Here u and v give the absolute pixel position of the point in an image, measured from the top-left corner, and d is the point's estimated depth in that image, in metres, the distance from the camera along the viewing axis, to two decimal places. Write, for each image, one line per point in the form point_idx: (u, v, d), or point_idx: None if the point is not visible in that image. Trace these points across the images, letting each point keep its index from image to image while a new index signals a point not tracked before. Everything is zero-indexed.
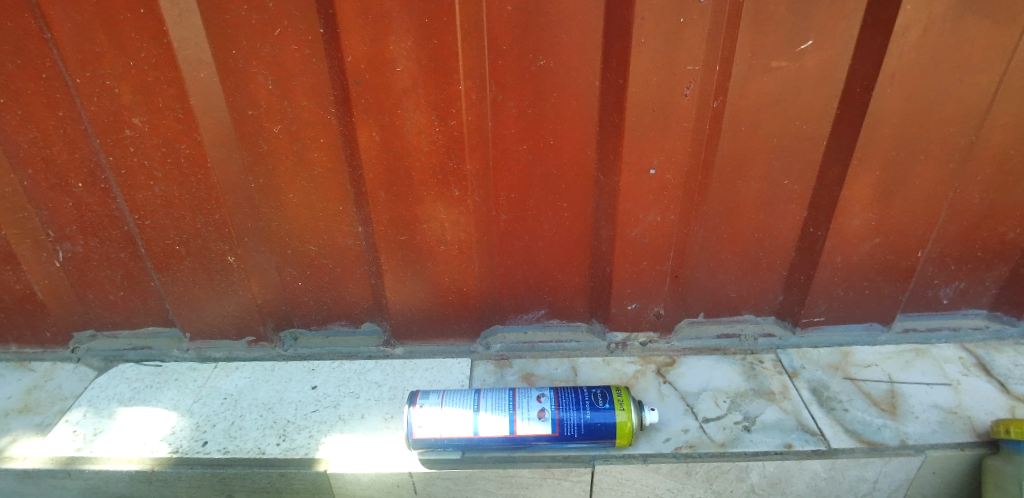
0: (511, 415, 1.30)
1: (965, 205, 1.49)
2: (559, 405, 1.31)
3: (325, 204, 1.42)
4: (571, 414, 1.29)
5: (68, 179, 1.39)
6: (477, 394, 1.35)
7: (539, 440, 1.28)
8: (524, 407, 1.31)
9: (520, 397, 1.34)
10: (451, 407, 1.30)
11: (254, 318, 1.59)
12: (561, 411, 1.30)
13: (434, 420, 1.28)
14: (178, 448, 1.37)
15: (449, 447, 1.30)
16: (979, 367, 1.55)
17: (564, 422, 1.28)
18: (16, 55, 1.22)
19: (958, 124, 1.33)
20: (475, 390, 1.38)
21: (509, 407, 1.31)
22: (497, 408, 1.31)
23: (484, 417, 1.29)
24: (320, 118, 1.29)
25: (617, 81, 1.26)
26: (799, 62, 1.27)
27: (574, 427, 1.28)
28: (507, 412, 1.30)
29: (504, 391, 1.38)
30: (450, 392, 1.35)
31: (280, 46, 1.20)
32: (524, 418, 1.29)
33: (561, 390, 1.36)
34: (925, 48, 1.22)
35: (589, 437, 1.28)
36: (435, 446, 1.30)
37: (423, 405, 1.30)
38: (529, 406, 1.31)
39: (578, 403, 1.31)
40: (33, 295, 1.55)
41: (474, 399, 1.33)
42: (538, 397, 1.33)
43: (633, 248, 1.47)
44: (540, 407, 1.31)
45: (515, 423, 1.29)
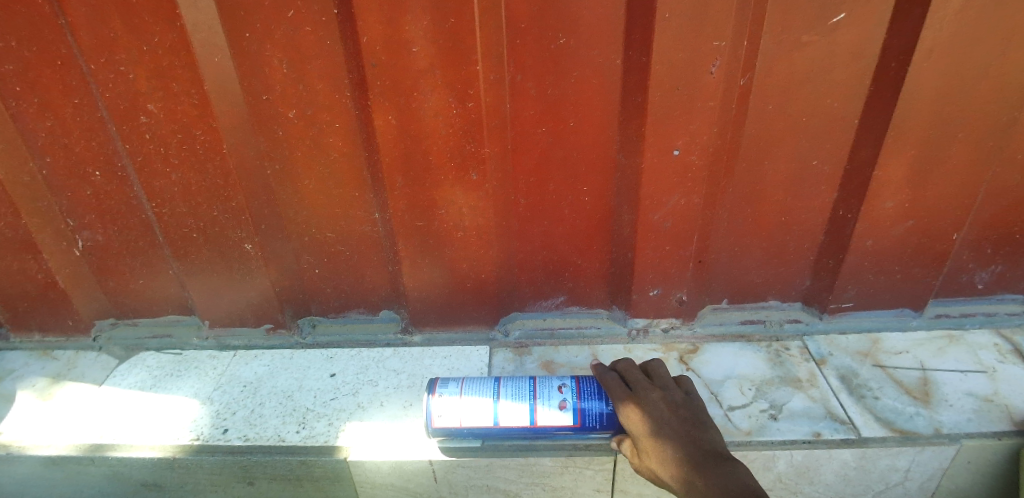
0: (531, 404, 1.27)
1: (1006, 185, 1.43)
2: (580, 394, 1.27)
3: (342, 190, 1.40)
4: (594, 405, 1.25)
5: (86, 167, 1.38)
6: (497, 383, 1.32)
7: (562, 430, 1.25)
8: (545, 398, 1.27)
9: (540, 386, 1.30)
10: (471, 398, 1.27)
11: (272, 305, 1.58)
12: (583, 402, 1.25)
13: (453, 409, 1.26)
14: (200, 435, 1.37)
15: (469, 435, 1.28)
16: (1016, 355, 1.50)
17: (587, 413, 1.24)
18: (31, 41, 1.21)
19: (999, 100, 1.27)
20: (495, 378, 1.35)
21: (530, 397, 1.28)
22: (517, 397, 1.28)
23: (504, 407, 1.26)
24: (335, 103, 1.27)
25: (640, 60, 1.22)
26: (831, 37, 1.22)
27: (598, 419, 1.24)
28: (528, 401, 1.27)
29: (524, 379, 1.34)
30: (469, 380, 1.32)
31: (294, 28, 1.18)
32: (545, 410, 1.26)
33: (583, 380, 1.31)
34: (967, 18, 1.16)
35: (615, 429, 1.24)
36: (455, 434, 1.29)
37: (442, 394, 1.28)
38: (550, 396, 1.28)
39: (600, 393, 1.27)
40: (55, 284, 1.56)
41: (494, 388, 1.30)
42: (558, 388, 1.29)
43: (656, 232, 1.43)
44: (561, 398, 1.27)
45: (537, 414, 1.25)
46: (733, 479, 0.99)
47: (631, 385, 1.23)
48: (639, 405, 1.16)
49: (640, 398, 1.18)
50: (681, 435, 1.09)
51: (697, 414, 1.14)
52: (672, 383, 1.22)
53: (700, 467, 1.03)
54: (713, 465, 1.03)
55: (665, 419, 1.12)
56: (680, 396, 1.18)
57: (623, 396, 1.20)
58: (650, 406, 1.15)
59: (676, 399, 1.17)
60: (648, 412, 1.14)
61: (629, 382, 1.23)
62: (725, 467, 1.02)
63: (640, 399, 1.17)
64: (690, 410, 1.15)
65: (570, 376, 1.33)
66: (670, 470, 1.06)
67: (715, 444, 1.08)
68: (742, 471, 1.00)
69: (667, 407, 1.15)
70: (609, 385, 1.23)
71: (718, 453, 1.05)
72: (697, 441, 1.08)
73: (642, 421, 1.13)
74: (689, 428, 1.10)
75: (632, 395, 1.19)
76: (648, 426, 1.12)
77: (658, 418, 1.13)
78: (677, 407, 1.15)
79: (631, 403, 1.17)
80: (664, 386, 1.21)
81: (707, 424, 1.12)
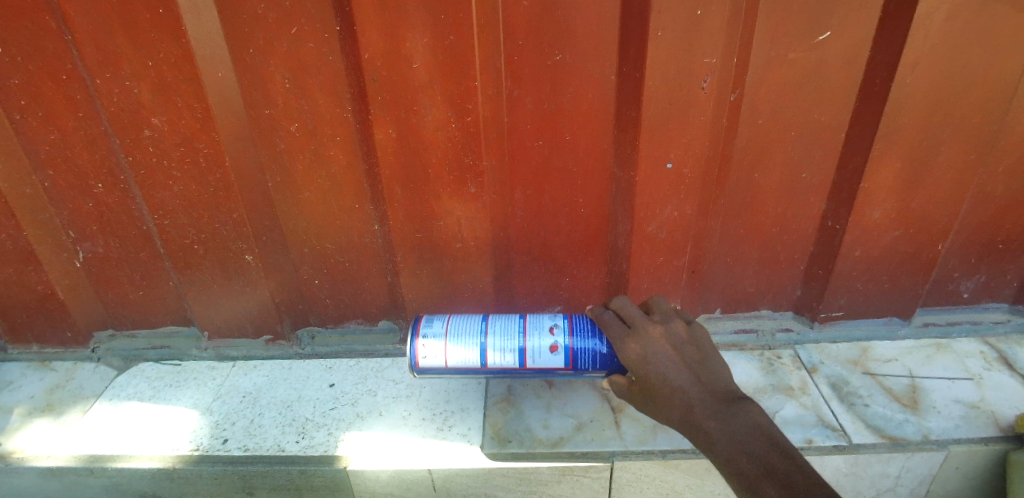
0: (521, 344, 1.29)
1: (989, 196, 1.47)
2: (573, 336, 1.28)
3: (343, 201, 1.42)
4: (586, 348, 1.27)
5: (88, 180, 1.40)
6: (486, 323, 1.33)
7: (552, 369, 1.30)
8: (537, 340, 1.29)
9: (531, 326, 1.32)
10: (457, 345, 1.29)
11: (272, 316, 1.60)
12: (575, 343, 1.28)
13: (438, 349, 1.29)
14: (199, 446, 1.38)
15: (452, 373, 1.33)
16: (1002, 362, 1.53)
17: (578, 353, 1.27)
18: (36, 56, 1.23)
19: (979, 114, 1.31)
20: (484, 317, 1.36)
21: (521, 338, 1.29)
22: (507, 337, 1.30)
23: (494, 347, 1.29)
24: (336, 115, 1.29)
25: (634, 75, 1.25)
26: (817, 54, 1.26)
27: (590, 363, 1.27)
28: (520, 342, 1.29)
29: (514, 319, 1.35)
30: (455, 320, 1.33)
31: (296, 43, 1.20)
32: (536, 353, 1.28)
33: (576, 322, 1.32)
34: (945, 36, 1.21)
35: (604, 369, 1.28)
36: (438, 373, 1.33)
37: (427, 335, 1.30)
38: (541, 337, 1.29)
39: (594, 332, 1.29)
40: (54, 295, 1.57)
41: (482, 327, 1.32)
42: (551, 330, 1.30)
43: (651, 242, 1.46)
44: (553, 341, 1.28)
45: (527, 356, 1.29)
46: (747, 420, 0.98)
47: (629, 322, 1.19)
48: (638, 344, 1.14)
49: (639, 337, 1.15)
50: (688, 376, 1.07)
51: (700, 351, 1.12)
52: (672, 318, 1.19)
53: (709, 406, 1.02)
54: (724, 405, 1.02)
55: (670, 361, 1.10)
56: (683, 332, 1.15)
57: (623, 336, 1.17)
58: (653, 346, 1.13)
59: (678, 335, 1.15)
60: (651, 353, 1.12)
61: (628, 320, 1.19)
62: (735, 406, 1.01)
63: (640, 337, 1.15)
64: (692, 347, 1.13)
65: (563, 317, 1.34)
66: (676, 412, 1.04)
67: (722, 384, 1.07)
68: (754, 411, 1.00)
69: (671, 347, 1.12)
70: (607, 325, 1.20)
71: (727, 394, 1.04)
72: (704, 382, 1.07)
73: (647, 362, 1.11)
74: (695, 369, 1.09)
75: (633, 335, 1.16)
76: (653, 368, 1.10)
77: (662, 359, 1.11)
78: (678, 344, 1.13)
79: (633, 342, 1.15)
80: (665, 321, 1.18)
81: (710, 360, 1.11)
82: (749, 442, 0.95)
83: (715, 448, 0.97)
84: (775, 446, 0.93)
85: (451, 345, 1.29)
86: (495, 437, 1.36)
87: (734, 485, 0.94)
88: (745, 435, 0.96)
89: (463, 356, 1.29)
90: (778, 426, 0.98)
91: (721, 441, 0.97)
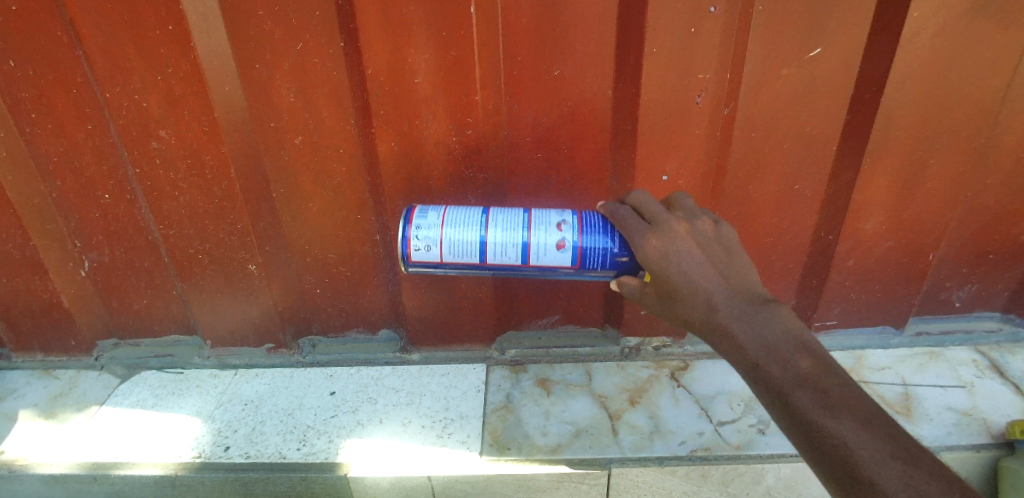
0: (524, 237, 1.18)
1: (979, 208, 1.50)
2: (582, 233, 1.18)
3: (345, 212, 1.45)
4: (596, 244, 1.17)
5: (96, 190, 1.43)
6: (486, 216, 1.22)
7: (557, 268, 1.21)
8: (542, 236, 1.18)
9: (536, 221, 1.21)
10: (456, 238, 1.18)
11: (274, 324, 1.62)
12: (584, 241, 1.18)
13: (434, 239, 1.19)
14: (201, 453, 1.39)
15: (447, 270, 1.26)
16: (994, 370, 1.56)
17: (587, 252, 1.18)
18: (49, 70, 1.27)
19: (966, 129, 1.35)
20: (483, 210, 1.24)
21: (525, 233, 1.19)
22: (509, 229, 1.19)
23: (495, 239, 1.18)
24: (340, 128, 1.33)
25: (630, 90, 1.29)
26: (810, 68, 1.28)
27: (600, 261, 1.18)
28: (524, 236, 1.19)
29: (518, 213, 1.24)
30: (451, 212, 1.23)
31: (303, 59, 1.24)
32: (541, 250, 1.19)
33: (587, 219, 1.21)
34: (932, 53, 1.25)
35: (614, 269, 1.19)
36: (432, 269, 1.25)
37: (420, 226, 1.20)
38: (548, 232, 1.19)
39: (605, 229, 1.19)
40: (59, 303, 1.59)
41: (482, 220, 1.21)
42: (558, 226, 1.19)
43: None
44: (561, 237, 1.18)
45: (531, 253, 1.19)
46: (778, 324, 0.93)
47: (649, 218, 1.09)
48: (659, 240, 1.04)
49: (661, 233, 1.05)
50: (714, 277, 1.00)
51: (727, 252, 1.03)
52: (695, 214, 1.09)
53: (737, 310, 0.95)
54: (754, 307, 0.95)
55: (694, 259, 1.01)
56: (710, 230, 1.05)
57: (643, 232, 1.07)
58: (676, 243, 1.03)
59: (703, 233, 1.05)
60: (673, 251, 1.02)
61: (648, 215, 1.09)
62: (765, 309, 0.95)
63: (661, 231, 1.05)
64: (719, 248, 1.04)
65: (572, 213, 1.23)
66: (698, 311, 0.98)
67: (750, 285, 1.00)
68: (785, 315, 0.94)
69: (697, 245, 1.03)
70: (625, 220, 1.11)
71: (757, 295, 0.98)
72: (731, 282, 0.99)
73: (669, 261, 1.02)
74: (721, 269, 1.01)
75: (654, 231, 1.06)
76: (675, 266, 1.01)
77: (687, 257, 1.01)
78: (703, 243, 1.03)
79: (654, 238, 1.05)
80: (690, 218, 1.08)
81: (738, 260, 1.03)
82: (780, 347, 0.90)
83: (740, 350, 0.93)
84: (811, 355, 0.89)
85: (450, 238, 1.19)
86: (494, 444, 1.38)
87: (757, 388, 0.91)
88: (777, 339, 0.91)
89: (462, 249, 1.19)
90: (810, 333, 0.93)
91: (749, 345, 0.92)
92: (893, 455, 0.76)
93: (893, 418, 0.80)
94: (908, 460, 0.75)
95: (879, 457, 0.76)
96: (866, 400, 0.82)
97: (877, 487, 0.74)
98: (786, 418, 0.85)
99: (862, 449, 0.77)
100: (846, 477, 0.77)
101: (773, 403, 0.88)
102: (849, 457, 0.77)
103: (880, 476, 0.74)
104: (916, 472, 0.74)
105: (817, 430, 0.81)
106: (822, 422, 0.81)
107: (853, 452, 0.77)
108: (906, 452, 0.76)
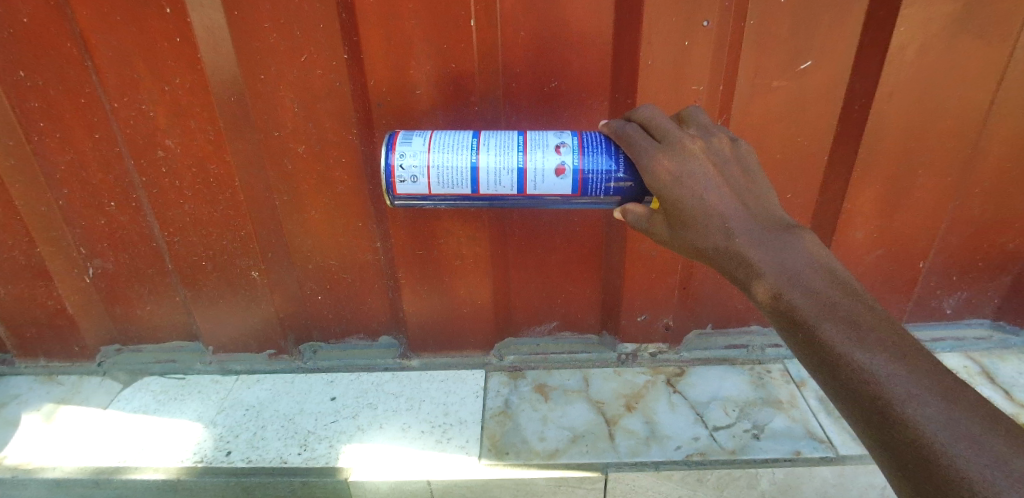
0: (521, 162, 1.13)
1: (968, 217, 1.53)
2: (582, 157, 1.13)
3: (346, 220, 1.47)
4: (596, 170, 1.12)
5: (101, 198, 1.45)
6: (479, 141, 1.16)
7: (556, 195, 1.16)
8: (539, 159, 1.13)
9: (533, 144, 1.16)
10: (443, 164, 1.13)
11: (276, 331, 1.64)
12: (584, 165, 1.12)
13: (422, 166, 1.13)
14: (203, 458, 1.41)
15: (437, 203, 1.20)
16: (984, 376, 1.59)
17: (587, 179, 1.13)
18: (57, 81, 1.30)
19: (953, 140, 1.39)
20: (475, 134, 1.18)
21: (521, 157, 1.13)
22: (504, 153, 1.14)
23: (489, 165, 1.13)
24: (342, 138, 1.36)
25: (626, 102, 1.32)
26: (800, 81, 1.32)
27: (600, 187, 1.13)
28: (520, 161, 1.13)
29: (513, 136, 1.19)
30: (439, 137, 1.17)
31: (306, 71, 1.27)
32: (538, 176, 1.13)
33: (587, 140, 1.16)
34: (919, 67, 1.28)
35: (616, 196, 1.14)
36: (421, 202, 1.20)
37: (406, 153, 1.14)
38: (546, 156, 1.13)
39: (606, 151, 1.14)
40: (64, 310, 1.61)
41: (475, 145, 1.15)
42: (557, 148, 1.14)
43: (644, 260, 1.50)
44: (560, 162, 1.13)
45: (527, 180, 1.14)
46: (800, 251, 0.91)
47: (659, 136, 1.05)
48: (672, 161, 1.00)
49: (675, 153, 1.01)
50: (729, 201, 0.98)
51: (743, 174, 1.01)
52: (710, 133, 1.06)
53: (756, 236, 0.93)
54: (777, 235, 0.93)
55: (709, 180, 0.98)
56: (727, 151, 1.03)
57: (653, 151, 1.02)
58: (690, 163, 0.99)
59: (717, 153, 1.02)
60: (686, 172, 0.99)
61: (658, 134, 1.05)
62: (785, 236, 0.93)
63: (673, 149, 1.01)
64: (735, 170, 1.01)
65: (571, 134, 1.17)
66: (714, 238, 0.95)
67: (771, 212, 0.98)
68: (808, 241, 0.92)
69: (712, 165, 1.00)
70: (633, 138, 1.06)
71: (779, 223, 0.96)
72: (749, 207, 0.97)
73: (682, 182, 0.98)
74: (738, 192, 0.99)
75: (665, 150, 1.02)
76: (687, 189, 0.98)
77: (702, 179, 0.98)
78: (719, 165, 1.00)
79: (666, 158, 1.01)
80: (705, 136, 1.05)
81: (756, 183, 1.01)
82: (802, 274, 0.88)
83: (762, 281, 0.90)
84: (841, 287, 0.87)
85: (436, 164, 1.13)
86: (493, 448, 1.40)
87: (775, 316, 0.89)
88: (801, 270, 0.89)
89: (455, 178, 1.14)
90: (838, 262, 0.91)
91: (772, 275, 0.89)
92: (927, 387, 0.72)
93: (927, 350, 0.77)
94: (944, 392, 0.72)
95: (914, 392, 0.72)
96: (897, 331, 0.80)
97: (911, 420, 0.71)
98: (811, 353, 0.82)
99: (895, 382, 0.74)
100: (875, 411, 0.74)
101: (792, 331, 0.86)
102: (879, 391, 0.74)
103: (913, 409, 0.71)
104: (954, 405, 0.70)
105: (845, 362, 0.78)
106: (852, 355, 0.78)
107: (885, 385, 0.74)
108: (941, 383, 0.73)
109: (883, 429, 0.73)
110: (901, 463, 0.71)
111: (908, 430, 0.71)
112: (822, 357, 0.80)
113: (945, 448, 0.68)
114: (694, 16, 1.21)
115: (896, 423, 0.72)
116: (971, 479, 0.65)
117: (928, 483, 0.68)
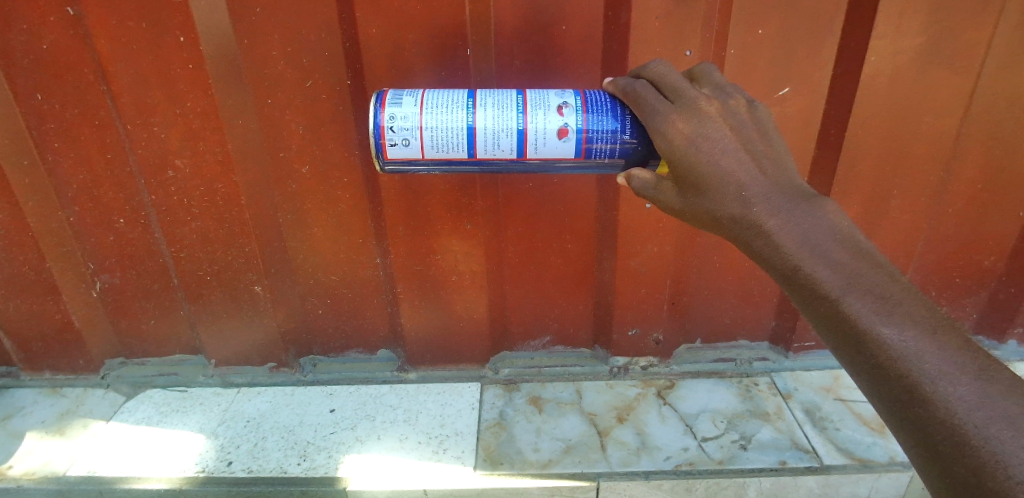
0: (522, 123, 1.11)
1: (944, 236, 1.60)
2: (586, 117, 1.11)
3: (349, 237, 1.53)
4: (601, 132, 1.11)
5: (112, 215, 1.51)
6: (476, 100, 1.14)
7: (558, 159, 1.15)
8: (541, 120, 1.11)
9: (534, 103, 1.13)
10: (436, 126, 1.10)
11: (277, 345, 1.68)
12: (587, 126, 1.11)
13: (413, 128, 1.11)
14: (205, 467, 1.45)
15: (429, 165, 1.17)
16: None
17: (591, 142, 1.11)
18: (75, 105, 1.36)
19: (927, 162, 1.46)
20: (471, 93, 1.16)
21: (521, 118, 1.11)
22: (503, 113, 1.11)
23: (486, 126, 1.11)
24: (345, 160, 1.42)
25: None
26: (780, 107, 1.39)
27: (606, 149, 1.12)
28: (521, 122, 1.11)
29: (512, 95, 1.16)
30: (431, 96, 1.14)
31: (313, 96, 1.34)
32: (540, 138, 1.11)
33: (590, 100, 1.14)
34: (891, 94, 1.36)
35: (623, 158, 1.13)
36: (411, 167, 1.17)
37: (395, 113, 1.11)
38: (548, 116, 1.11)
39: (609, 110, 1.12)
40: (71, 324, 1.65)
41: (472, 105, 1.13)
42: (559, 109, 1.12)
43: (634, 277, 1.57)
44: (562, 123, 1.11)
45: (528, 143, 1.12)
46: (824, 220, 0.84)
47: (674, 96, 1.00)
48: (685, 123, 0.95)
49: (690, 113, 0.96)
50: (746, 166, 0.92)
51: (761, 138, 0.96)
52: (727, 91, 1.00)
53: (776, 204, 0.87)
54: (798, 204, 0.86)
55: (724, 141, 0.93)
56: (744, 111, 0.97)
57: (668, 112, 0.97)
58: (707, 125, 0.94)
59: (733, 114, 0.96)
60: (701, 133, 0.94)
61: (672, 94, 1.00)
62: (807, 205, 0.86)
63: (686, 109, 0.97)
64: (753, 134, 0.95)
65: (574, 95, 1.15)
66: (731, 207, 0.89)
67: (793, 181, 0.91)
68: (832, 210, 0.85)
69: (729, 128, 0.95)
70: (646, 96, 1.02)
71: (800, 190, 0.89)
72: (768, 171, 0.91)
73: (697, 146, 0.93)
74: (756, 156, 0.93)
75: (680, 111, 0.97)
76: (704, 152, 0.92)
77: (719, 142, 0.93)
78: (736, 127, 0.95)
79: (681, 120, 0.96)
80: (721, 97, 0.99)
81: (777, 150, 0.95)
82: (826, 246, 0.81)
83: (781, 252, 0.84)
84: (867, 259, 0.79)
85: (430, 126, 1.10)
86: (488, 459, 1.44)
87: (797, 291, 0.83)
88: (823, 241, 0.82)
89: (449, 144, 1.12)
90: (861, 232, 0.84)
91: (793, 247, 0.83)
92: (961, 365, 0.68)
93: (959, 325, 0.72)
94: (979, 371, 0.67)
95: (948, 370, 0.68)
96: (928, 305, 0.74)
97: (942, 399, 0.67)
98: (833, 326, 0.77)
99: (926, 359, 0.69)
100: (904, 390, 0.70)
101: (816, 307, 0.80)
102: (909, 369, 0.70)
103: (945, 388, 0.67)
104: (990, 384, 0.66)
105: (871, 339, 0.73)
106: (881, 331, 0.72)
107: (915, 363, 0.69)
108: (976, 361, 0.68)
109: (914, 410, 0.69)
110: (930, 443, 0.68)
111: (938, 409, 0.67)
112: (848, 333, 0.75)
113: (980, 430, 0.64)
114: (677, 47, 1.29)
115: (925, 402, 0.68)
116: (1007, 461, 0.61)
117: (959, 463, 0.65)
